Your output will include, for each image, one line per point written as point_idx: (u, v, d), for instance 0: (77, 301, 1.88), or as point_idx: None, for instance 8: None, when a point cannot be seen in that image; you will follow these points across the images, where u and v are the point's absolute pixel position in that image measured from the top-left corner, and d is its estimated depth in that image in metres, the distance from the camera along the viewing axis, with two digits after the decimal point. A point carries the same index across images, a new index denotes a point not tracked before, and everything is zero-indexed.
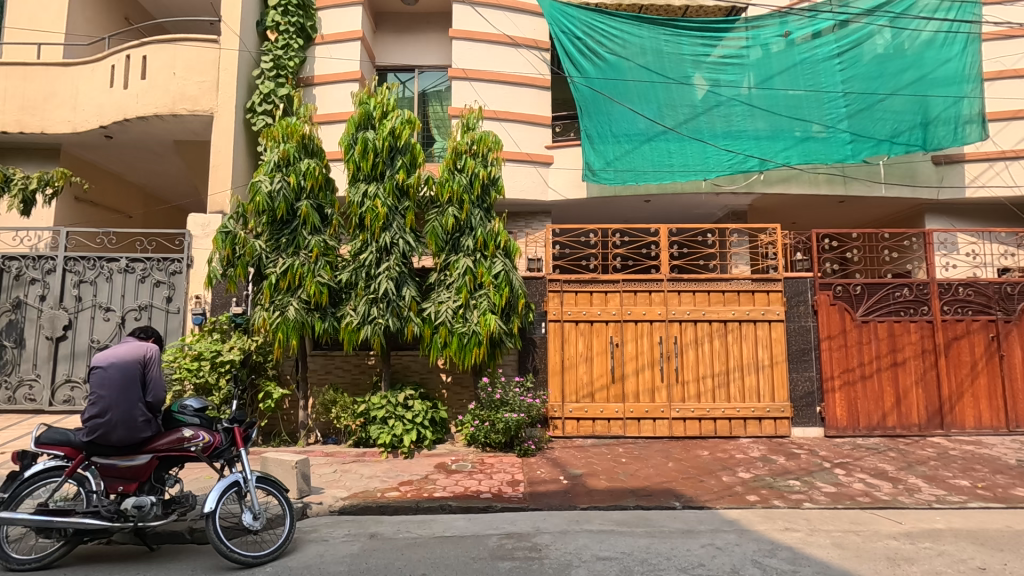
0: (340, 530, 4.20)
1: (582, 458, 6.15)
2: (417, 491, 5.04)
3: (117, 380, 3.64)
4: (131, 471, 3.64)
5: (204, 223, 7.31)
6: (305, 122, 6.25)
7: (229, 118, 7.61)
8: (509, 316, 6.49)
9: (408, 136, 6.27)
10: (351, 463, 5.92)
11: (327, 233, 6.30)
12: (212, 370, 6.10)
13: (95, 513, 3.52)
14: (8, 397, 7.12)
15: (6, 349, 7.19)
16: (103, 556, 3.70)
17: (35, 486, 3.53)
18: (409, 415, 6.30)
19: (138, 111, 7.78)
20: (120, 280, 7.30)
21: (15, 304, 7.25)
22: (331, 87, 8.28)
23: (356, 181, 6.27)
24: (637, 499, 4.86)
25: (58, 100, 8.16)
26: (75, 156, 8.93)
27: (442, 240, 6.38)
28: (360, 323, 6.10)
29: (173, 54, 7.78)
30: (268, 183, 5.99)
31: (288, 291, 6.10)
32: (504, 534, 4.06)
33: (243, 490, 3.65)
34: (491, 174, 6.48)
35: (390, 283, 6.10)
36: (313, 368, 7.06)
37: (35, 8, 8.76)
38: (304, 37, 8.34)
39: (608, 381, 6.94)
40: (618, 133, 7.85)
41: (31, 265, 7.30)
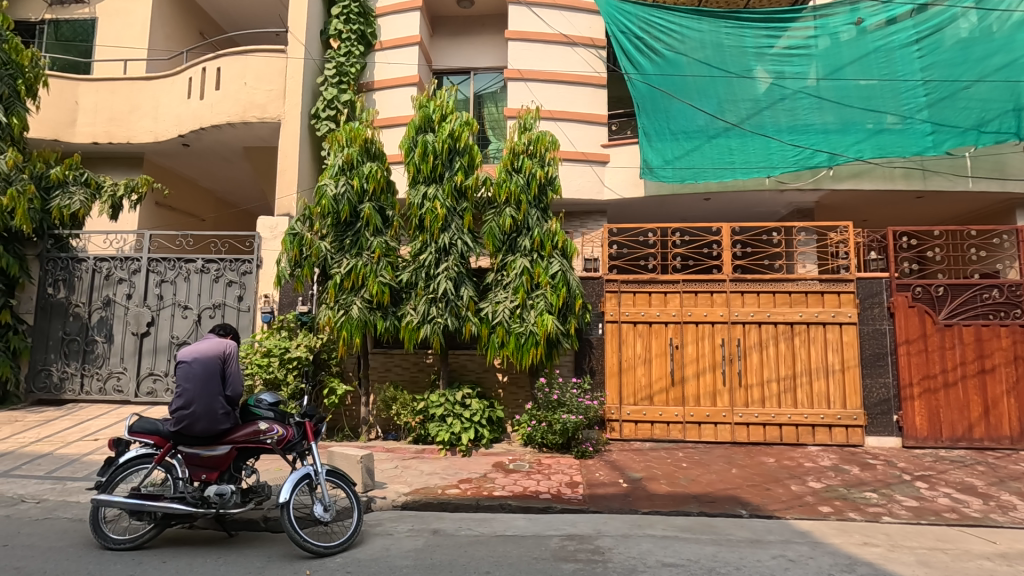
0: (404, 525, 4.30)
1: (641, 461, 6.05)
2: (476, 489, 5.09)
3: (199, 374, 3.87)
4: (212, 461, 3.84)
5: (273, 226, 7.65)
6: (367, 126, 6.43)
7: (295, 124, 7.94)
8: (566, 317, 6.46)
9: (466, 138, 6.35)
10: (411, 459, 6.03)
11: (388, 234, 6.46)
12: (281, 366, 6.38)
13: (182, 499, 3.75)
14: (99, 388, 7.69)
15: (97, 344, 7.76)
16: (187, 540, 3.93)
17: (129, 471, 3.81)
18: (467, 413, 6.38)
19: (212, 120, 8.22)
20: (196, 280, 7.74)
21: (105, 302, 7.82)
22: (389, 92, 8.49)
23: (416, 183, 6.40)
24: (700, 505, 4.73)
25: (140, 112, 8.73)
26: (156, 164, 9.54)
27: (499, 240, 6.41)
28: (420, 322, 6.24)
29: (244, 65, 8.17)
30: (334, 186, 6.21)
31: (352, 290, 6.29)
32: (565, 536, 4.04)
33: (314, 482, 3.79)
34: (549, 174, 6.47)
35: (449, 283, 6.19)
36: (374, 365, 7.26)
37: (122, 27, 9.42)
38: (365, 44, 8.59)
39: (667, 383, 6.79)
40: (677, 130, 7.68)
41: (119, 265, 7.86)
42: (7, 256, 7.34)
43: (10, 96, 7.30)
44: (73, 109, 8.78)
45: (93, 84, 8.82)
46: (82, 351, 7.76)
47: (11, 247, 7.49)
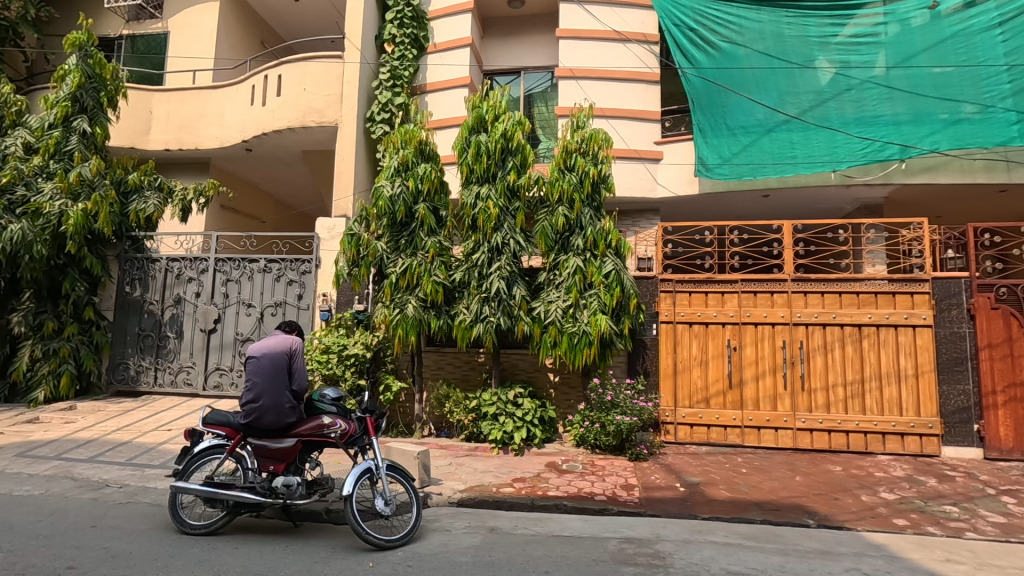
0: (461, 522, 4.34)
1: (697, 465, 5.90)
2: (531, 488, 5.09)
3: (267, 368, 4.01)
4: (279, 453, 3.97)
5: (330, 227, 7.89)
6: (422, 128, 6.52)
7: (351, 128, 8.17)
8: (620, 317, 6.38)
9: (518, 137, 6.35)
10: (465, 457, 6.08)
11: (442, 234, 6.54)
12: (339, 363, 6.58)
13: (251, 488, 3.91)
14: (171, 380, 8.13)
15: (169, 339, 8.20)
16: (255, 528, 4.09)
17: (202, 461, 3.99)
18: (519, 412, 6.39)
19: (273, 125, 8.56)
20: (259, 279, 8.07)
21: (176, 300, 8.26)
22: (441, 94, 8.61)
23: (469, 183, 6.45)
24: (764, 512, 4.56)
25: (207, 119, 9.16)
26: (222, 169, 10.02)
27: (551, 239, 6.38)
28: (473, 321, 6.28)
29: (304, 72, 8.47)
30: (390, 187, 6.32)
31: (407, 289, 6.39)
32: (624, 538, 3.98)
33: (375, 476, 3.87)
34: (602, 172, 6.41)
35: (502, 283, 6.20)
36: (427, 363, 7.38)
37: (192, 39, 9.94)
38: (418, 47, 8.75)
39: (724, 386, 6.60)
40: (734, 125, 7.46)
41: (188, 265, 8.29)
42: (91, 256, 7.87)
43: (94, 107, 7.83)
44: (147, 118, 9.33)
45: (166, 94, 9.34)
46: (155, 346, 8.23)
47: (94, 248, 8.03)
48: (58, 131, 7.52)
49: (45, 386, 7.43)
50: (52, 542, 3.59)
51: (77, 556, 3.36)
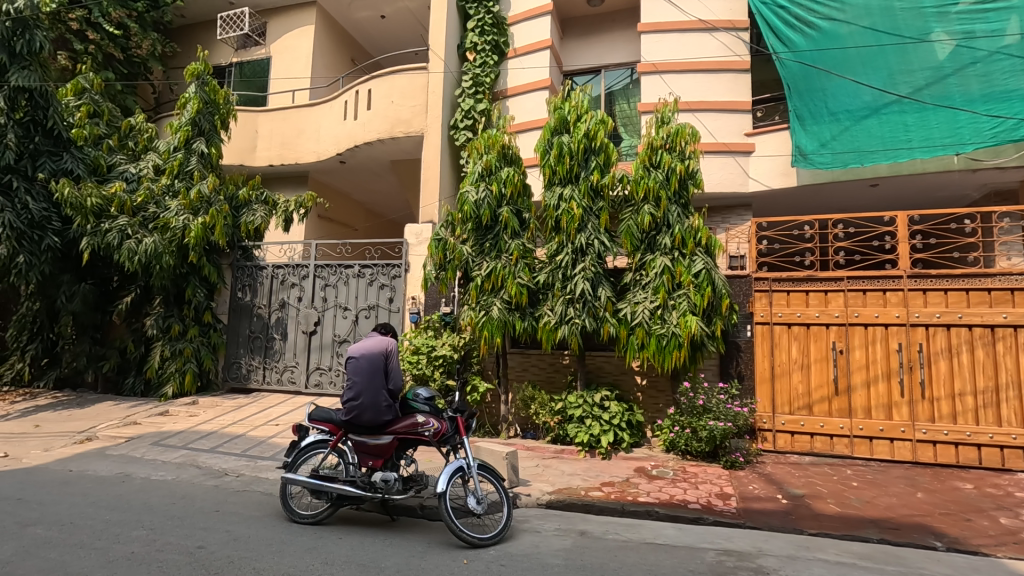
0: (551, 523, 4.33)
1: (801, 476, 5.51)
2: (620, 493, 4.99)
3: (365, 368, 4.21)
4: (377, 449, 4.15)
5: (418, 232, 8.17)
6: (504, 132, 6.61)
7: (436, 136, 8.43)
8: (711, 318, 6.12)
9: (601, 136, 6.27)
10: (552, 459, 6.08)
11: (525, 237, 6.57)
12: (429, 363, 6.83)
13: (353, 482, 4.10)
14: (277, 379, 8.78)
15: (276, 341, 8.87)
16: (356, 520, 4.31)
17: (308, 455, 4.27)
18: (606, 415, 6.29)
19: (364, 137, 9.03)
20: (354, 284, 8.53)
21: (281, 304, 8.91)
22: (522, 98, 8.69)
23: (552, 185, 6.43)
24: (881, 531, 4.17)
25: (304, 135, 9.81)
26: (319, 181, 10.72)
27: (637, 239, 6.22)
28: (558, 323, 6.25)
29: (391, 84, 8.86)
30: (474, 192, 6.45)
31: (492, 292, 6.49)
32: (722, 551, 3.79)
33: (467, 475, 3.93)
34: (690, 168, 6.20)
35: (587, 284, 6.14)
36: (512, 365, 7.45)
37: (291, 61, 10.71)
38: (499, 53, 8.90)
39: (830, 392, 6.14)
40: (836, 109, 6.95)
41: (291, 272, 8.91)
42: (209, 265, 8.67)
43: (210, 130, 8.65)
44: (253, 137, 10.16)
45: (269, 114, 10.14)
46: (264, 347, 8.93)
47: (212, 258, 8.84)
48: (181, 153, 8.38)
49: (173, 382, 8.28)
50: (183, 523, 3.98)
51: (205, 537, 3.70)
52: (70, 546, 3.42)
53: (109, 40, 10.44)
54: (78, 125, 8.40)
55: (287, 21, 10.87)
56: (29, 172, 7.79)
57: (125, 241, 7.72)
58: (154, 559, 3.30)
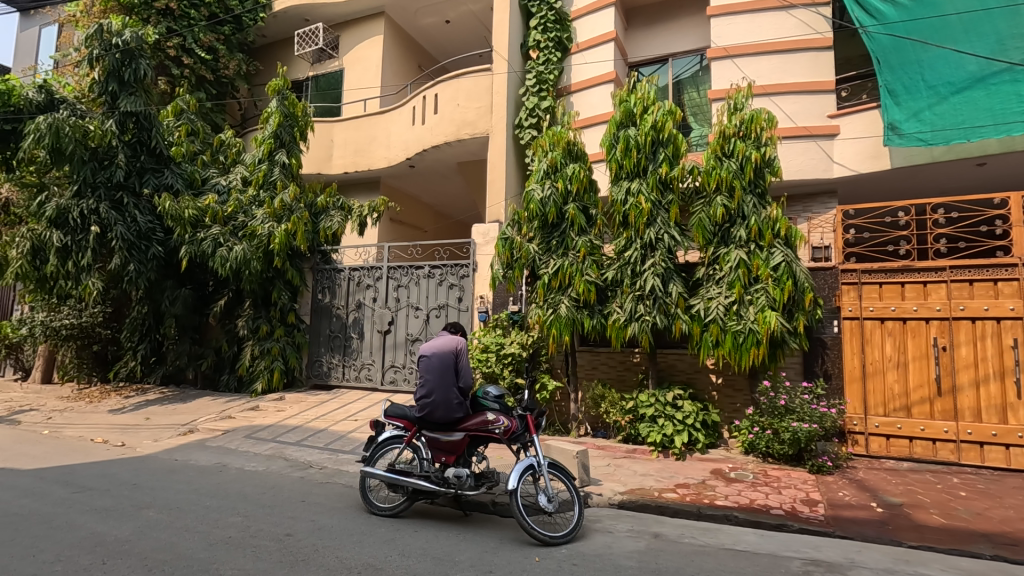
0: (623, 524, 4.26)
1: (898, 484, 5.09)
2: (696, 495, 4.82)
3: (437, 366, 4.31)
4: (449, 445, 4.23)
5: (485, 232, 8.26)
6: (569, 129, 6.56)
7: (502, 136, 8.51)
8: (793, 313, 5.78)
9: (669, 127, 6.08)
10: (623, 458, 5.97)
11: (593, 233, 6.47)
12: (498, 361, 6.92)
13: (427, 477, 4.22)
14: (355, 376, 9.19)
15: (353, 340, 9.29)
16: (431, 514, 4.43)
17: (385, 449, 4.44)
18: (679, 415, 6.12)
19: (432, 141, 9.26)
20: (425, 284, 8.78)
21: (357, 304, 9.32)
22: (586, 93, 8.59)
23: (619, 179, 6.30)
24: (995, 547, 3.78)
25: (375, 141, 10.19)
26: (390, 186, 11.11)
27: (709, 232, 5.98)
28: (627, 320, 6.12)
29: (456, 88, 9.03)
30: (540, 190, 6.43)
31: (559, 289, 6.44)
32: (809, 560, 3.57)
33: (537, 473, 3.93)
34: (767, 155, 5.88)
35: (657, 280, 5.97)
36: (582, 363, 7.39)
37: (362, 71, 11.16)
38: (562, 49, 8.85)
39: (931, 393, 5.63)
40: (935, 82, 6.32)
41: (366, 274, 9.30)
42: (292, 269, 9.21)
43: (290, 142, 9.16)
44: (329, 146, 10.68)
45: (344, 123, 10.62)
46: (343, 346, 9.38)
47: (294, 262, 9.38)
48: (265, 165, 8.94)
49: (263, 378, 8.88)
50: (273, 512, 4.25)
51: (293, 526, 3.94)
52: (177, 529, 3.75)
53: (201, 64, 11.33)
54: (176, 144, 9.19)
55: (358, 33, 11.33)
56: (137, 188, 8.59)
57: (218, 249, 8.35)
58: (249, 543, 3.54)
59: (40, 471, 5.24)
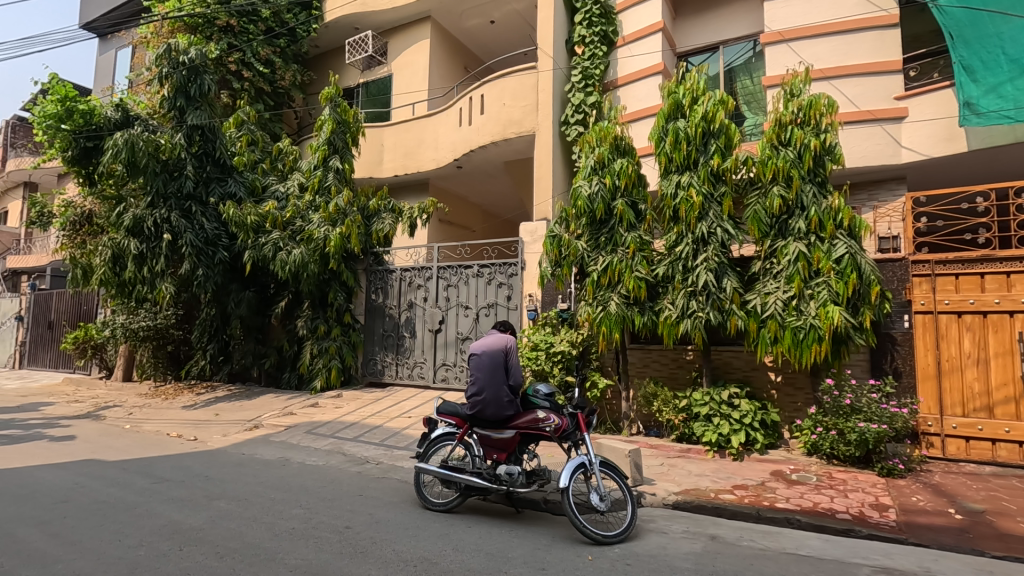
0: (678, 525, 4.17)
1: (979, 489, 4.75)
2: (755, 497, 4.66)
3: (487, 365, 4.35)
4: (501, 442, 4.28)
5: (532, 230, 8.26)
6: (616, 123, 6.47)
7: (548, 134, 8.50)
8: (858, 308, 5.48)
9: (721, 117, 5.89)
10: (678, 458, 5.84)
11: (642, 229, 6.36)
12: (548, 359, 6.92)
13: (480, 474, 4.28)
14: (408, 374, 9.41)
15: (406, 339, 9.51)
16: (483, 511, 4.49)
17: (438, 446, 4.54)
18: (736, 414, 5.94)
19: (478, 141, 9.34)
20: (474, 283, 8.88)
21: (409, 304, 9.54)
22: (634, 86, 8.45)
23: (669, 173, 6.17)
24: None
25: (423, 144, 10.38)
26: (438, 187, 11.30)
27: (765, 224, 5.77)
28: (679, 317, 5.98)
29: (502, 87, 9.06)
30: (588, 186, 6.37)
31: (609, 287, 6.36)
32: (879, 568, 3.39)
33: (589, 472, 3.91)
34: (827, 142, 5.60)
35: (709, 275, 5.81)
36: (633, 360, 7.28)
37: (410, 76, 11.41)
38: (608, 43, 8.74)
39: (1016, 391, 5.22)
40: (1016, 54, 5.83)
41: (417, 274, 9.50)
42: (347, 271, 9.52)
43: (343, 147, 9.46)
44: (380, 150, 10.98)
45: (393, 128, 10.89)
46: (396, 344, 9.62)
47: (349, 264, 9.69)
48: (320, 170, 9.27)
49: (321, 376, 9.24)
50: (333, 505, 4.42)
51: (352, 519, 4.08)
52: (245, 519, 3.95)
53: (259, 77, 11.87)
54: (238, 153, 9.68)
55: (405, 39, 11.58)
56: (203, 197, 9.11)
57: (278, 252, 8.73)
58: (311, 535, 3.70)
59: (123, 463, 5.64)
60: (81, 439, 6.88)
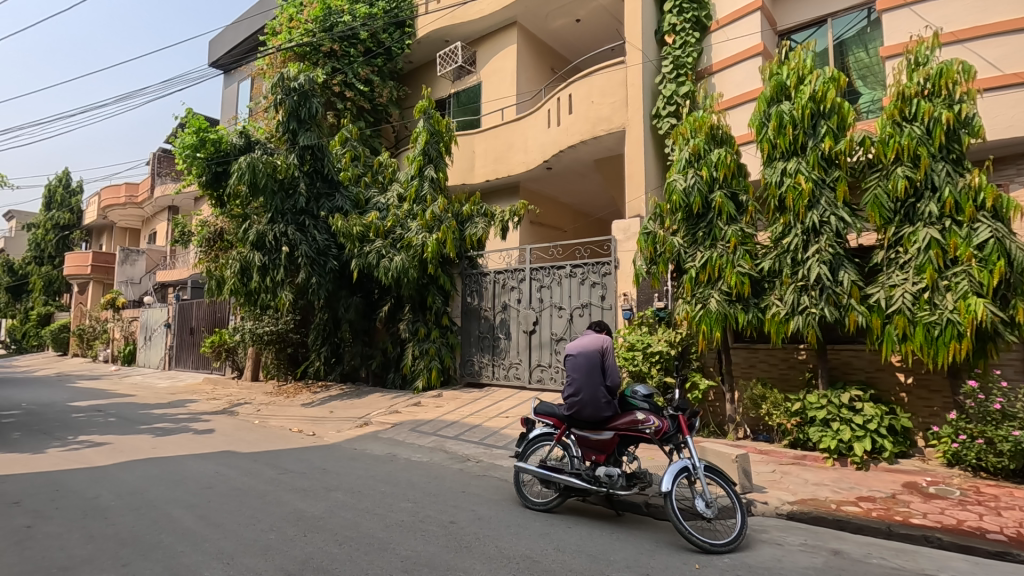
0: (795, 537, 3.89)
1: None
2: (884, 510, 4.23)
3: (584, 365, 4.31)
4: (599, 444, 4.22)
5: (625, 228, 8.10)
6: (712, 112, 6.19)
7: (639, 129, 8.29)
8: (1007, 299, 4.80)
9: (833, 96, 5.42)
10: (791, 465, 5.44)
11: (744, 221, 6.02)
12: (645, 360, 6.73)
13: (578, 475, 4.26)
14: (504, 374, 9.57)
15: (501, 340, 9.69)
16: (583, 512, 4.46)
17: (536, 446, 4.58)
18: (858, 419, 5.44)
19: (567, 141, 9.31)
20: (567, 283, 8.87)
21: (504, 306, 9.70)
22: (730, 71, 8.01)
23: (773, 161, 5.78)
24: None
25: (513, 147, 10.53)
26: (529, 190, 11.41)
27: (888, 209, 5.22)
28: (789, 314, 5.58)
29: (590, 85, 8.98)
30: (683, 180, 6.11)
31: (709, 283, 6.07)
32: None
33: (693, 476, 3.76)
34: (962, 113, 4.98)
35: (823, 268, 5.36)
36: (737, 361, 6.90)
37: (499, 82, 11.65)
38: (700, 28, 8.38)
39: None
40: None
41: (510, 276, 9.64)
42: (444, 275, 9.88)
43: (437, 157, 9.84)
44: (472, 157, 11.29)
45: (483, 134, 11.15)
46: (492, 346, 9.83)
47: (445, 268, 10.04)
48: (416, 180, 9.70)
49: (423, 377, 9.67)
50: (438, 500, 4.60)
51: (456, 514, 4.22)
52: (360, 510, 4.23)
53: (360, 96, 12.69)
54: (344, 169, 10.42)
55: (493, 46, 11.83)
56: (315, 212, 9.89)
57: (381, 260, 9.24)
58: (419, 527, 3.88)
59: (254, 455, 6.25)
60: (220, 432, 7.72)
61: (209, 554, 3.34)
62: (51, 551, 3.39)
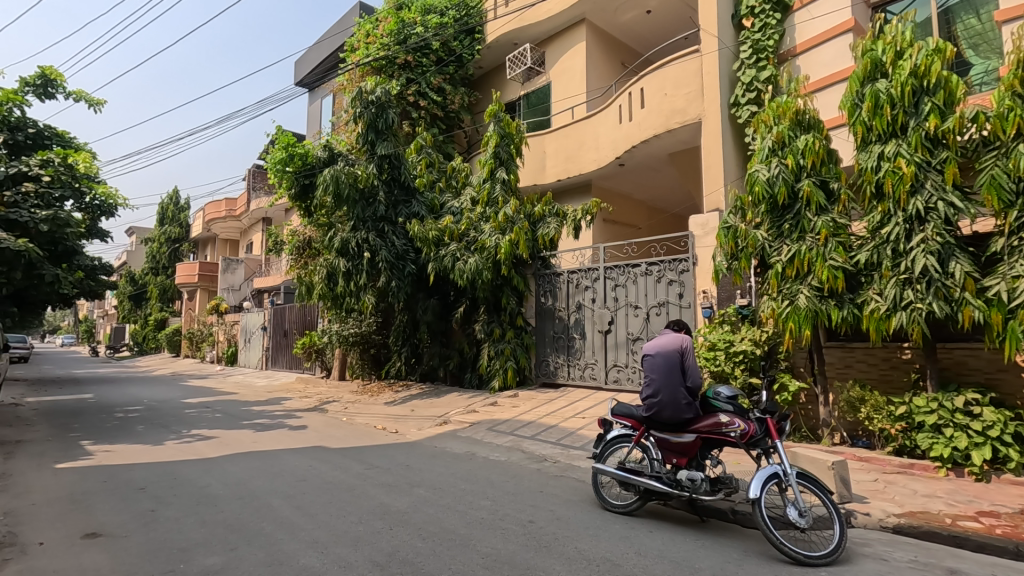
0: (903, 553, 3.57)
1: None
2: (1010, 528, 3.79)
3: (662, 366, 4.18)
4: (680, 446, 4.09)
5: (703, 223, 7.81)
6: (797, 96, 5.82)
7: (717, 118, 7.95)
8: None
9: (937, 69, 4.95)
10: (895, 474, 5.01)
11: (835, 211, 5.62)
12: (727, 360, 6.44)
13: (659, 478, 4.13)
14: (580, 374, 9.50)
15: (576, 340, 9.63)
16: (665, 517, 4.33)
17: (613, 447, 4.50)
18: (976, 425, 4.91)
19: (640, 136, 9.10)
20: (643, 282, 8.68)
21: (578, 306, 9.64)
22: (817, 51, 7.52)
23: (868, 144, 5.35)
24: None
25: (584, 145, 10.43)
26: (602, 188, 11.27)
27: (1008, 191, 4.67)
28: (890, 309, 5.13)
29: (663, 77, 8.72)
30: (765, 170, 5.78)
31: (797, 278, 5.70)
32: None
33: (784, 483, 3.55)
34: None
35: (930, 259, 4.88)
36: (830, 361, 6.45)
37: (569, 81, 11.60)
38: (782, 8, 7.89)
39: None
40: None
41: (584, 275, 9.56)
42: (517, 275, 9.97)
43: (508, 158, 9.93)
44: (543, 157, 11.32)
45: (554, 134, 11.14)
46: (567, 346, 9.78)
47: (519, 269, 10.13)
48: (488, 183, 9.85)
49: (499, 377, 9.80)
50: (516, 499, 4.63)
51: (534, 513, 4.24)
52: (442, 507, 4.35)
53: (433, 104, 13.07)
54: (419, 176, 10.77)
55: (561, 45, 11.79)
56: (393, 218, 10.30)
57: (457, 262, 9.46)
58: (498, 525, 3.93)
59: (343, 451, 6.59)
60: (312, 429, 8.21)
61: (305, 543, 3.56)
62: (171, 534, 3.75)
